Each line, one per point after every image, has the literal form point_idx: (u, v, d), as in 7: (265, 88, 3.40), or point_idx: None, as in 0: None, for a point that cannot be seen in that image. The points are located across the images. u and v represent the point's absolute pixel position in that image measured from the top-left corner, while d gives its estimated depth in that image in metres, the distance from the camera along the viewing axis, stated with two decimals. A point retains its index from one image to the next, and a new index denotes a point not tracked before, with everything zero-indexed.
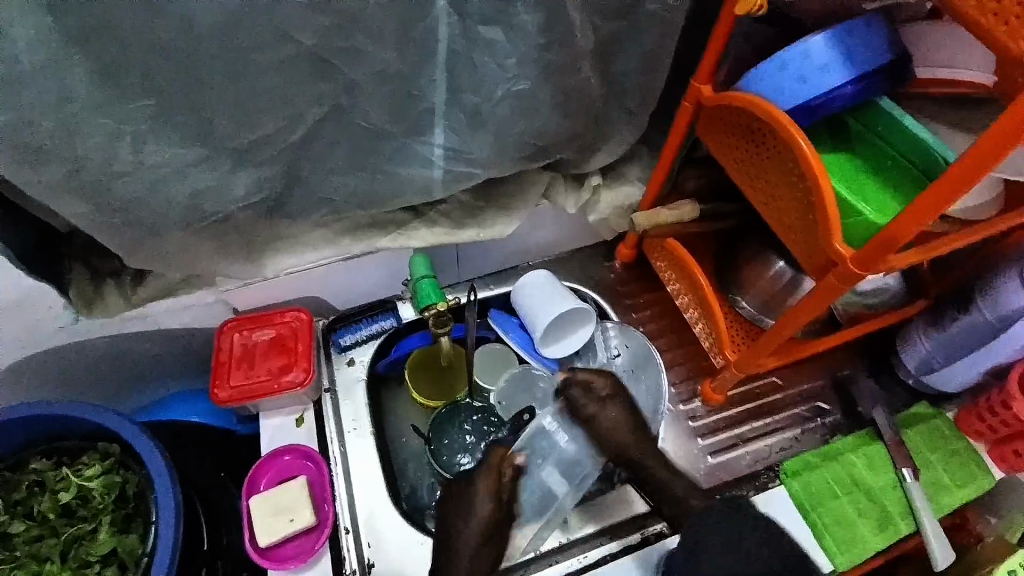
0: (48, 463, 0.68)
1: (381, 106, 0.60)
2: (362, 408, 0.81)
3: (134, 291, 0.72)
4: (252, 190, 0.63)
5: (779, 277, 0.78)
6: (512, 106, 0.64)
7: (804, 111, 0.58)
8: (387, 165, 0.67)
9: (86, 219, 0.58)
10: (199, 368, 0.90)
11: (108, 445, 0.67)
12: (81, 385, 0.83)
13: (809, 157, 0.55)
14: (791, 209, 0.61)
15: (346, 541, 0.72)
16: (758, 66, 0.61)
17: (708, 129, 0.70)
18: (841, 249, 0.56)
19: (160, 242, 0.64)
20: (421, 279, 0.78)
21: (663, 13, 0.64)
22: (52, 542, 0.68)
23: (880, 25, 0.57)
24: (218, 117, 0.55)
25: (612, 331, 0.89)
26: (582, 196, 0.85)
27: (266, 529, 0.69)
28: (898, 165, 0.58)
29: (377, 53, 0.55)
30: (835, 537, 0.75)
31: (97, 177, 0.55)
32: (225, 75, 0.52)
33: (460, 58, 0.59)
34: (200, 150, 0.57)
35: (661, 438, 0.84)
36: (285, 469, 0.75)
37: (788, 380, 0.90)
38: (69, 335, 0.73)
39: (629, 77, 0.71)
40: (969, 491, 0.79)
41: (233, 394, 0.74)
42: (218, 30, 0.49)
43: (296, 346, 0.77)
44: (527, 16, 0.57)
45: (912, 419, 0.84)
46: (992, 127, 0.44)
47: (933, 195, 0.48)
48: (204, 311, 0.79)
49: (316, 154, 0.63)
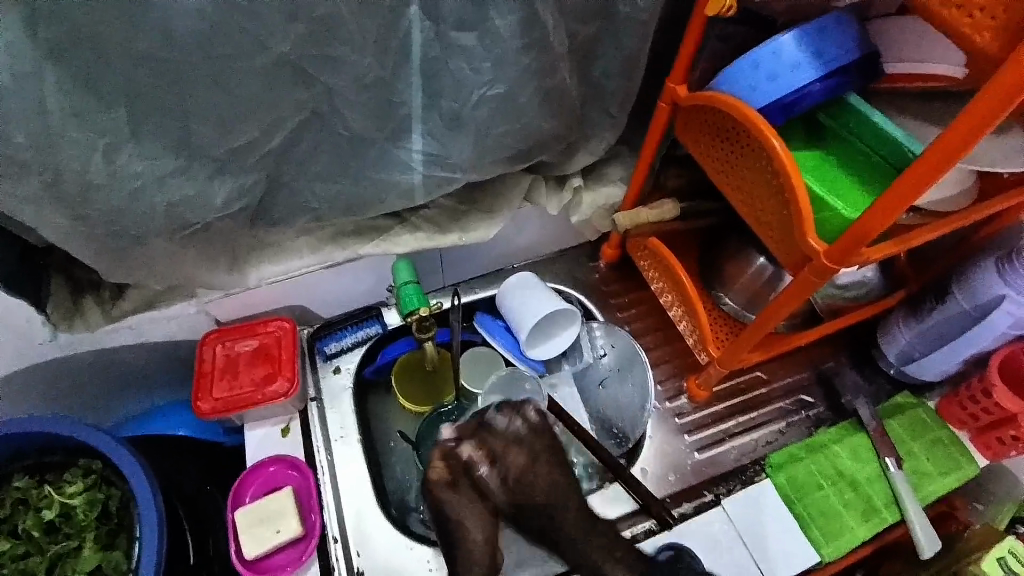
0: (31, 480, 0.68)
1: (360, 112, 0.60)
2: (349, 415, 0.80)
3: (115, 304, 0.72)
4: (232, 199, 0.62)
5: (760, 273, 0.79)
6: (490, 109, 0.65)
7: (777, 108, 0.59)
8: (367, 171, 0.67)
9: (63, 232, 0.58)
10: (184, 380, 0.89)
11: (91, 461, 0.67)
12: (64, 400, 0.82)
13: (782, 155, 0.56)
14: (767, 206, 0.62)
15: (335, 551, 0.72)
16: (731, 65, 0.62)
17: (684, 129, 0.71)
18: (816, 244, 0.57)
19: (140, 254, 0.64)
20: (404, 284, 0.78)
21: (638, 14, 0.64)
22: (37, 559, 0.67)
23: (847, 25, 0.58)
24: (194, 127, 0.55)
25: (598, 331, 0.90)
26: (564, 197, 0.85)
27: (254, 540, 0.68)
28: (870, 161, 0.59)
29: (352, 60, 0.55)
30: (822, 529, 0.76)
31: (73, 189, 0.54)
32: (200, 85, 0.52)
33: (437, 63, 0.59)
34: (178, 159, 0.57)
35: (648, 436, 0.85)
36: (271, 479, 0.75)
37: (773, 375, 0.91)
38: (49, 351, 0.72)
39: (606, 78, 0.71)
40: (954, 479, 0.80)
41: (217, 405, 0.73)
42: (192, 39, 0.49)
43: (280, 355, 0.76)
44: (501, 19, 0.57)
45: (894, 410, 0.85)
46: (959, 118, 0.45)
47: (904, 187, 0.49)
48: (187, 323, 0.79)
49: (295, 161, 0.63)
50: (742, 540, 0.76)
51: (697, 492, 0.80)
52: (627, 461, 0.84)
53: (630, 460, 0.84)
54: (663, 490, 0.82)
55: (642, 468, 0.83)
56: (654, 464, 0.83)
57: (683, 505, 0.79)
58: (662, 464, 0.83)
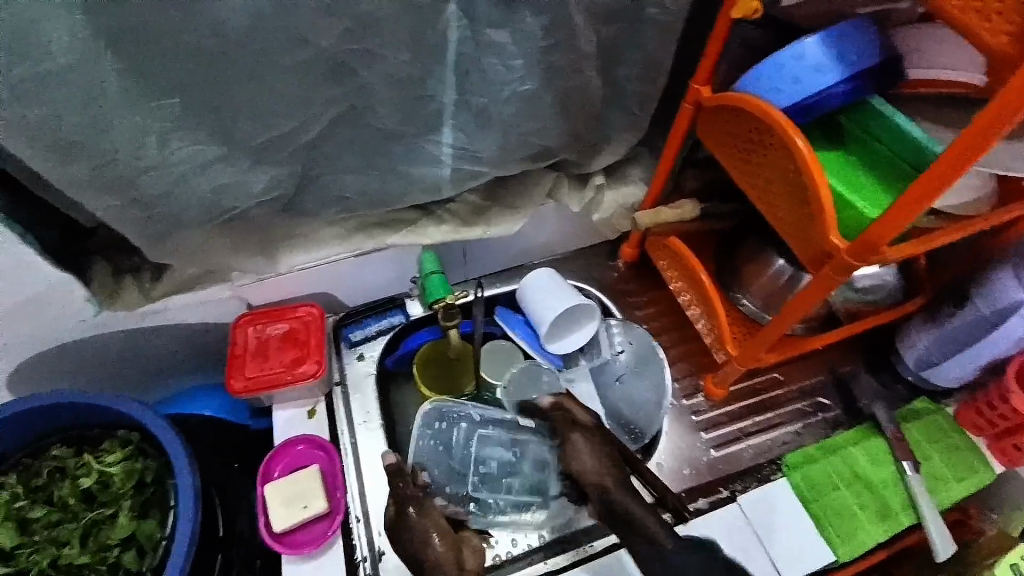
0: (68, 451, 0.71)
1: (397, 106, 0.63)
2: (371, 401, 0.83)
3: (152, 285, 0.75)
4: (270, 187, 0.65)
5: (779, 275, 0.81)
6: (517, 106, 0.67)
7: (798, 110, 0.61)
8: (397, 164, 0.70)
9: (112, 211, 0.61)
10: (214, 364, 0.93)
11: (129, 433, 0.71)
12: (100, 379, 0.85)
13: (805, 154, 0.57)
14: (789, 206, 0.63)
15: (357, 529, 0.74)
16: (754, 67, 0.63)
17: (707, 129, 0.72)
18: (837, 241, 0.58)
19: (183, 236, 0.67)
20: (430, 274, 0.81)
21: (665, 16, 0.66)
22: (72, 526, 0.70)
23: (869, 29, 0.59)
24: (240, 115, 0.58)
25: (616, 328, 0.91)
26: (586, 195, 0.88)
27: (282, 516, 0.71)
28: (890, 163, 0.61)
29: (391, 56, 0.58)
30: (836, 529, 0.77)
31: (124, 172, 0.58)
32: (244, 78, 0.55)
33: (469, 60, 0.61)
34: (223, 147, 0.60)
35: (663, 432, 0.86)
36: (297, 458, 0.77)
37: (789, 377, 0.92)
38: (89, 329, 0.75)
39: (630, 80, 0.73)
40: (970, 484, 0.80)
41: (248, 385, 0.76)
42: (238, 33, 0.52)
43: (308, 340, 0.79)
44: (532, 20, 0.59)
45: (911, 414, 0.85)
46: (978, 120, 0.46)
47: (925, 185, 0.50)
48: (220, 307, 0.82)
49: (330, 154, 0.66)
50: (755, 535, 0.77)
51: (712, 488, 0.82)
52: (643, 455, 0.85)
53: (646, 454, 0.85)
54: (677, 484, 0.83)
55: (657, 463, 0.84)
56: (668, 459, 0.85)
57: (698, 501, 0.80)
58: (676, 459, 0.85)
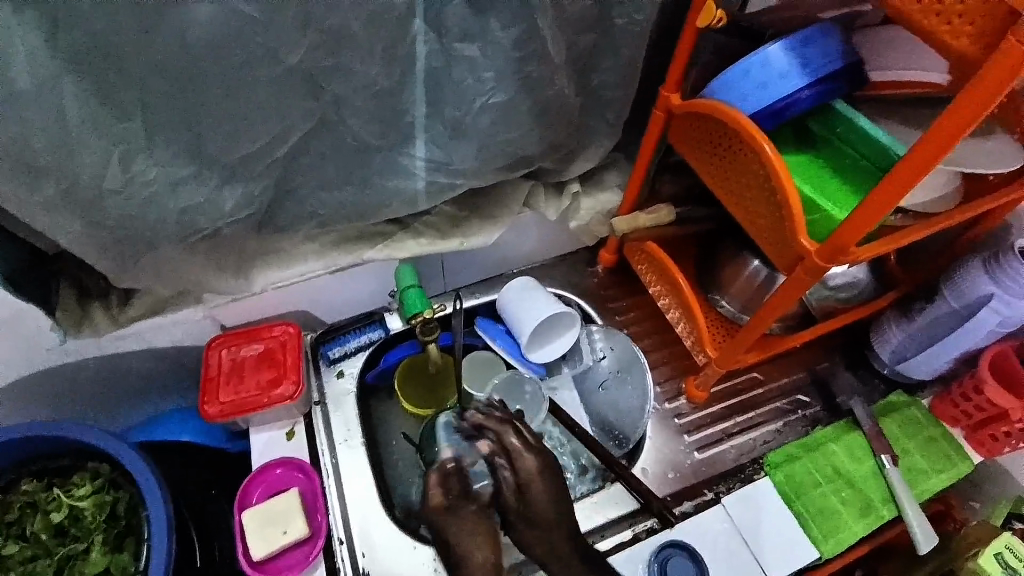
0: (39, 484, 0.68)
1: (368, 120, 0.62)
2: (353, 418, 0.82)
3: (122, 309, 0.73)
4: (240, 206, 0.64)
5: (755, 276, 0.81)
6: (490, 117, 0.67)
7: (767, 116, 0.61)
8: (371, 179, 0.69)
9: (76, 236, 0.59)
10: (189, 387, 0.90)
11: (100, 465, 0.69)
12: (69, 407, 0.82)
13: (774, 159, 0.58)
14: (761, 209, 0.64)
15: (341, 552, 0.73)
16: (722, 74, 0.64)
17: (679, 135, 0.73)
18: (808, 243, 0.59)
19: (151, 258, 0.65)
20: (408, 288, 0.80)
21: (634, 24, 0.66)
22: (46, 561, 0.68)
23: (833, 35, 0.60)
24: (206, 134, 0.56)
25: (597, 334, 0.91)
26: (563, 203, 0.87)
27: (262, 541, 0.69)
28: (857, 165, 0.61)
29: (360, 70, 0.57)
30: (820, 526, 0.77)
31: (88, 195, 0.56)
32: (209, 96, 0.54)
33: (440, 73, 0.61)
34: (190, 166, 0.58)
35: (648, 436, 0.86)
36: (277, 482, 0.75)
37: (770, 376, 0.93)
38: (56, 357, 0.73)
39: (602, 87, 0.73)
40: (949, 476, 0.82)
41: (224, 409, 0.74)
42: (203, 51, 0.51)
43: (285, 359, 0.78)
44: (503, 31, 0.59)
45: (888, 408, 0.87)
46: (942, 121, 0.47)
47: (893, 186, 0.51)
48: (193, 328, 0.80)
49: (301, 170, 0.65)
50: (741, 537, 0.77)
51: (696, 491, 0.82)
52: (628, 461, 0.85)
53: (631, 460, 0.85)
54: (663, 488, 0.83)
55: (642, 468, 0.84)
56: (653, 463, 0.85)
57: (684, 504, 0.80)
58: (661, 463, 0.85)
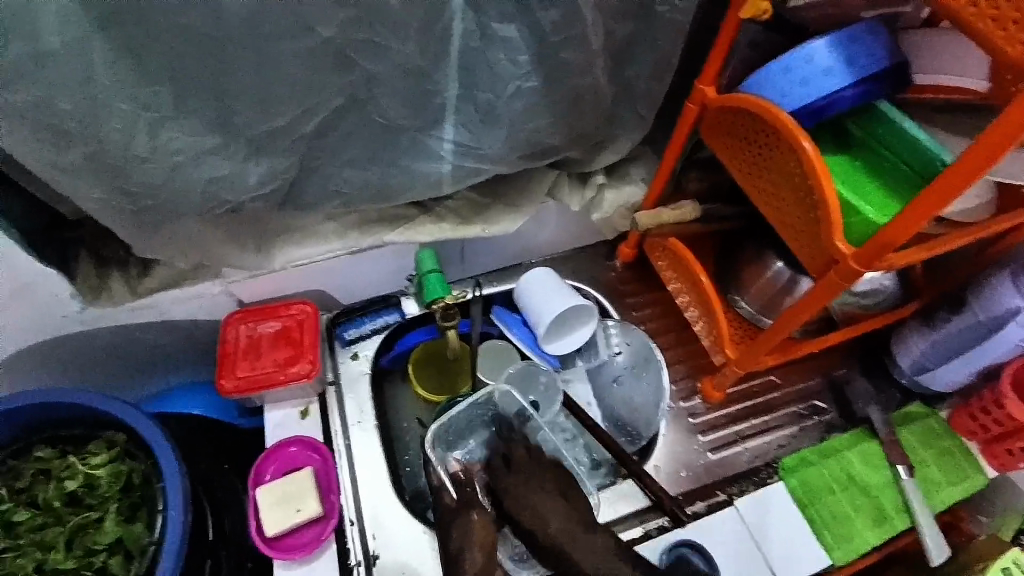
0: (53, 451, 0.69)
1: (399, 99, 0.61)
2: (366, 402, 0.81)
3: (141, 280, 0.72)
4: (265, 180, 0.63)
5: (777, 278, 0.80)
6: (523, 102, 0.66)
7: (806, 113, 0.60)
8: (397, 159, 0.68)
9: (101, 201, 0.59)
10: (202, 362, 0.90)
11: (115, 433, 0.68)
12: (86, 374, 0.83)
13: (813, 157, 0.57)
14: (794, 209, 0.63)
15: (351, 533, 0.73)
16: (762, 68, 0.62)
17: (711, 130, 0.71)
18: (842, 246, 0.58)
19: (173, 229, 0.65)
20: (429, 273, 0.78)
21: (673, 13, 0.65)
22: (57, 529, 0.67)
23: (879, 33, 0.59)
24: (237, 107, 0.56)
25: (613, 329, 0.90)
26: (587, 195, 0.86)
27: (276, 519, 0.69)
28: (896, 169, 0.60)
29: (394, 47, 0.56)
30: (833, 533, 0.77)
31: (117, 161, 0.55)
32: (242, 66, 0.53)
33: (476, 54, 0.60)
34: (218, 138, 0.58)
35: (661, 434, 0.86)
36: (291, 460, 0.75)
37: (786, 380, 0.92)
38: (73, 324, 0.73)
39: (636, 78, 0.72)
40: (963, 489, 0.81)
41: (239, 384, 0.74)
42: (241, 20, 0.50)
43: (302, 338, 0.77)
44: (543, 14, 0.58)
45: (906, 418, 0.86)
46: (992, 129, 0.45)
47: (936, 193, 0.50)
48: (211, 303, 0.79)
49: (329, 147, 0.64)
50: (753, 541, 0.76)
51: (709, 492, 0.80)
52: (639, 457, 0.85)
53: (643, 457, 0.85)
54: (675, 488, 0.82)
55: (654, 466, 0.84)
56: (665, 462, 0.84)
57: (696, 504, 0.79)
58: (673, 462, 0.84)
